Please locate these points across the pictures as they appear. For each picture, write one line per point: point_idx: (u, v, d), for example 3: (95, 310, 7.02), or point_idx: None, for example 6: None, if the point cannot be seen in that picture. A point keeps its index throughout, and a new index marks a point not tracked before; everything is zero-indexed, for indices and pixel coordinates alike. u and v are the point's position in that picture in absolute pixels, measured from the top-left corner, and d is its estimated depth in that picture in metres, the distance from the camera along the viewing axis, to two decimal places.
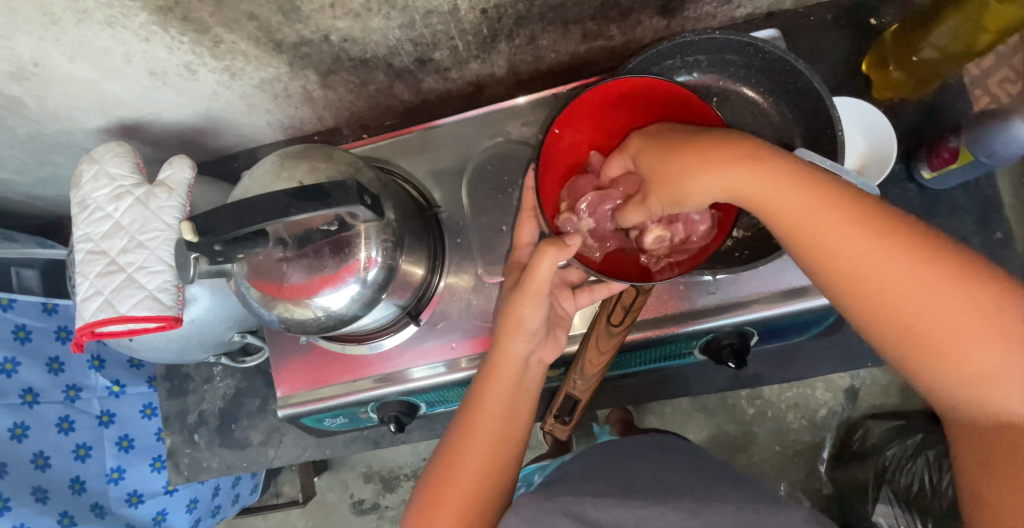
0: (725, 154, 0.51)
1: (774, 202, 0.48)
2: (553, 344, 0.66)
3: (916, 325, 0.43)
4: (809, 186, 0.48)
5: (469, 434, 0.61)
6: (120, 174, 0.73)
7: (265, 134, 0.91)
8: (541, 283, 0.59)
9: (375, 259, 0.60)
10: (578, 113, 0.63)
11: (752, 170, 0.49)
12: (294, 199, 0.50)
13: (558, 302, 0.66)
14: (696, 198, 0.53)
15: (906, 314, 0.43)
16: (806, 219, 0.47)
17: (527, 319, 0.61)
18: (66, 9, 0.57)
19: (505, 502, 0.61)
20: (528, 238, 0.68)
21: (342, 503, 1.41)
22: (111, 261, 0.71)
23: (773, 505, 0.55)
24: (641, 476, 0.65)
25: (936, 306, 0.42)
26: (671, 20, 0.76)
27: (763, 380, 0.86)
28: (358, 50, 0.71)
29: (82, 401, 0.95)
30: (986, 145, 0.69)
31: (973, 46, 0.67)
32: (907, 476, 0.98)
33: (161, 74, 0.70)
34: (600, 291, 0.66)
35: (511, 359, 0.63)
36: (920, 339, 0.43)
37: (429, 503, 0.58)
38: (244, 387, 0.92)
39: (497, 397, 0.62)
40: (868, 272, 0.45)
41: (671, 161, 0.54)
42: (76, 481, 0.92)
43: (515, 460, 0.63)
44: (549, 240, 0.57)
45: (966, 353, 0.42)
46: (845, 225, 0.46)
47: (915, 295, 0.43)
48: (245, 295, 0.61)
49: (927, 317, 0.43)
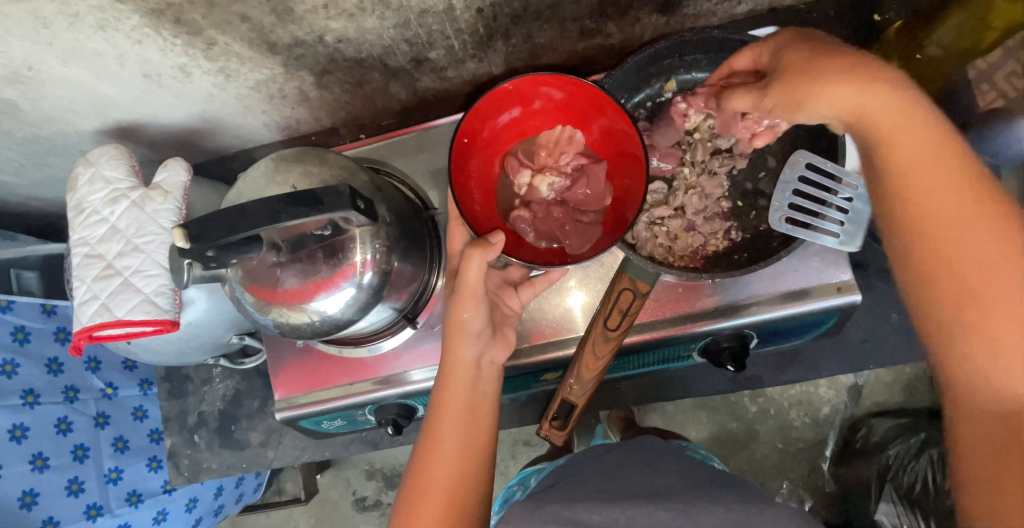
0: (865, 71, 0.48)
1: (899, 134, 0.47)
2: (502, 342, 0.66)
3: (974, 281, 0.44)
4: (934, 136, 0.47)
5: (434, 445, 0.62)
6: (115, 177, 0.73)
7: (262, 134, 0.90)
8: (474, 285, 0.60)
9: (370, 262, 0.60)
10: (479, 120, 0.65)
11: (891, 94, 0.47)
12: (287, 204, 0.50)
13: (503, 302, 0.68)
14: (816, 103, 0.50)
15: (965, 273, 0.45)
16: (923, 155, 0.47)
17: (468, 321, 0.62)
18: (58, 13, 0.57)
19: (479, 504, 0.61)
20: (460, 245, 0.67)
21: (344, 500, 1.42)
22: (107, 264, 0.71)
23: (761, 505, 0.56)
24: (632, 479, 0.64)
25: (1001, 268, 0.44)
26: (670, 17, 0.75)
27: (763, 382, 0.86)
28: (353, 51, 0.71)
29: (80, 402, 0.96)
30: (988, 146, 0.69)
31: (978, 44, 0.65)
32: (911, 474, 0.97)
33: (155, 76, 0.70)
34: (542, 283, 0.68)
35: (460, 364, 0.63)
36: (971, 297, 0.44)
37: (409, 508, 0.59)
38: (243, 388, 0.92)
39: (457, 400, 0.63)
40: (952, 220, 0.45)
41: (818, 59, 0.50)
42: (74, 482, 0.92)
43: (486, 464, 0.63)
44: (475, 242, 0.59)
45: (999, 328, 0.43)
46: (949, 173, 0.46)
47: (983, 271, 0.44)
48: (239, 300, 0.61)
49: (989, 275, 0.44)
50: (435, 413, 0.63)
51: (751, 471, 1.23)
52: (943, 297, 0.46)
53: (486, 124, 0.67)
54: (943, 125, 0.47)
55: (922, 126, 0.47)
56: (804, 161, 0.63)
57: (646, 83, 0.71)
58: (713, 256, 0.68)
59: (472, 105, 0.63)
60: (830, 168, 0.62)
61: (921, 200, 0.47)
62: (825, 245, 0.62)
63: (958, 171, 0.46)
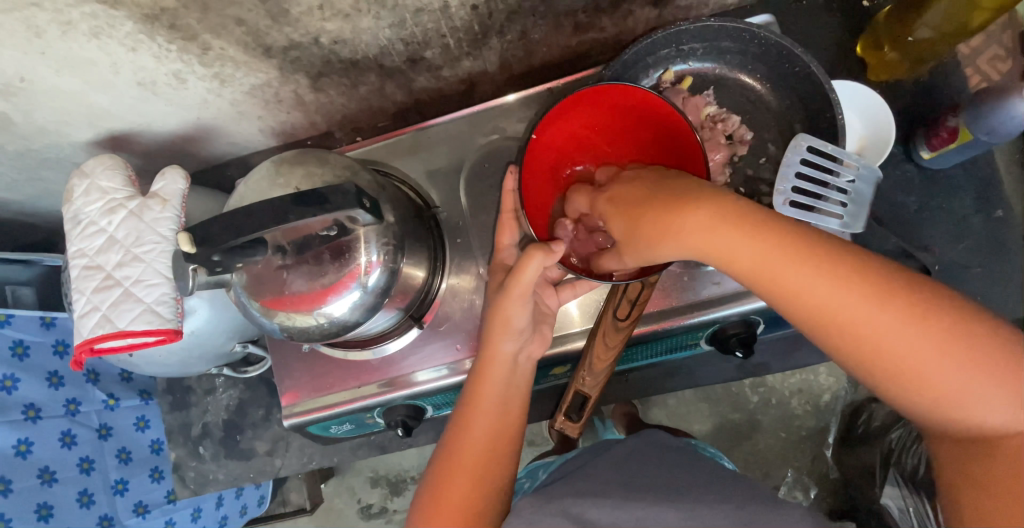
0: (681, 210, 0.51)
1: (743, 258, 0.49)
2: (541, 339, 0.67)
3: (888, 359, 0.44)
4: (774, 242, 0.48)
5: (464, 437, 0.61)
6: (112, 188, 0.72)
7: (257, 140, 0.90)
8: (527, 284, 0.59)
9: (376, 262, 0.59)
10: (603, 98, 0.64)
11: (723, 234, 0.49)
12: (293, 205, 0.50)
13: (543, 299, 0.68)
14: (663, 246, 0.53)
15: (868, 358, 0.45)
16: (776, 271, 0.48)
17: (514, 318, 0.62)
18: (51, 21, 0.56)
19: (504, 498, 0.60)
20: (510, 240, 0.70)
21: (349, 508, 1.41)
22: (107, 275, 0.70)
23: (771, 502, 0.55)
24: (644, 475, 0.63)
25: (908, 341, 0.43)
26: (662, 9, 0.76)
27: (769, 368, 0.87)
28: (348, 52, 0.70)
29: (82, 414, 0.95)
30: (984, 123, 0.70)
31: (966, 25, 0.66)
32: (913, 456, 0.90)
33: (149, 83, 0.69)
34: (582, 285, 0.67)
35: (500, 358, 0.63)
36: (894, 375, 0.44)
37: (432, 505, 0.57)
38: (247, 397, 0.91)
39: (491, 396, 0.63)
40: (846, 325, 0.45)
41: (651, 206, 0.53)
42: (84, 494, 0.93)
43: (512, 457, 0.62)
44: (536, 244, 0.59)
45: (935, 381, 0.43)
46: (816, 275, 0.46)
47: (897, 343, 0.43)
48: (245, 305, 0.60)
49: (894, 352, 0.44)
50: (467, 407, 0.62)
51: (756, 462, 1.23)
52: (875, 378, 0.45)
53: (563, 124, 0.66)
54: (781, 234, 0.48)
55: (754, 239, 0.48)
56: (805, 144, 0.62)
57: (644, 74, 0.72)
58: None
59: (558, 101, 0.63)
60: (829, 150, 0.61)
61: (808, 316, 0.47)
62: (828, 227, 0.62)
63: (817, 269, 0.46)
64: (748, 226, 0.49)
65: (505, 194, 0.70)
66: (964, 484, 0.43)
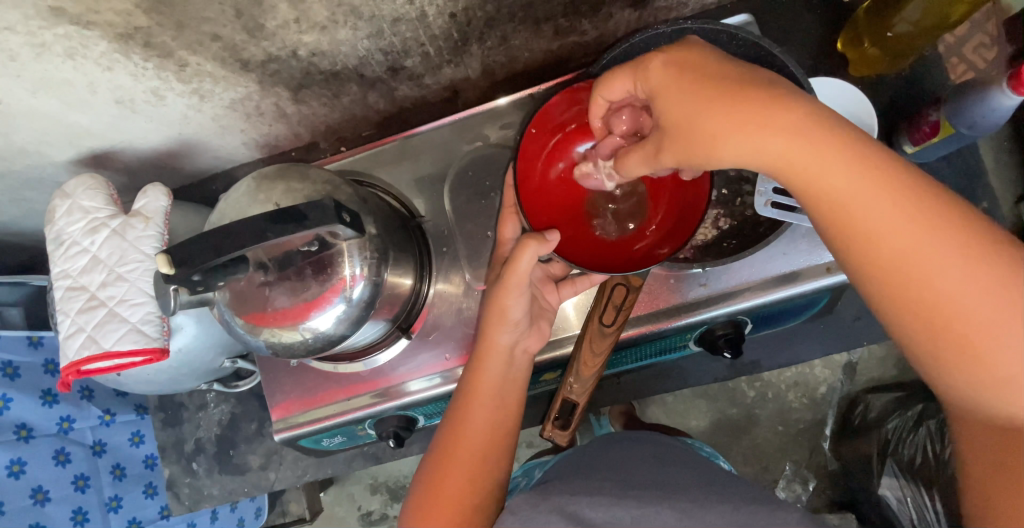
0: (762, 107, 0.43)
1: (819, 173, 0.42)
2: (538, 334, 0.67)
3: (953, 321, 0.39)
4: (861, 164, 0.42)
5: (461, 431, 0.61)
6: (94, 207, 0.71)
7: (242, 153, 0.89)
8: (523, 274, 0.59)
9: (360, 275, 0.59)
10: None
11: (800, 140, 0.42)
12: (271, 222, 0.49)
13: (542, 295, 0.67)
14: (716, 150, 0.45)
15: (929, 309, 0.40)
16: (854, 204, 0.42)
17: (510, 310, 0.62)
18: (24, 44, 0.56)
19: (498, 492, 0.60)
20: (511, 234, 0.68)
21: (350, 516, 1.40)
22: (92, 295, 0.70)
23: (767, 504, 0.54)
24: (640, 476, 0.63)
25: (982, 305, 0.39)
26: (642, 11, 0.76)
27: (762, 366, 0.87)
28: (328, 64, 0.70)
29: (75, 432, 0.95)
30: (964, 117, 0.69)
31: (947, 18, 0.67)
32: (909, 447, 0.93)
33: (128, 101, 0.69)
34: (582, 283, 0.68)
35: (495, 351, 0.63)
36: (952, 340, 0.39)
37: (425, 504, 0.57)
38: (239, 412, 0.91)
39: (488, 388, 0.62)
40: (918, 271, 0.40)
41: (713, 103, 0.45)
42: (78, 513, 0.93)
43: (507, 452, 0.62)
44: (530, 234, 0.59)
45: (996, 358, 0.39)
46: (896, 210, 0.41)
47: (970, 301, 0.39)
48: (229, 323, 0.60)
49: (971, 318, 0.39)
50: (463, 398, 0.62)
51: (755, 456, 1.23)
52: (926, 343, 0.41)
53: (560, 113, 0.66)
54: (872, 158, 0.42)
55: (841, 157, 0.42)
56: None
57: None
58: (703, 245, 0.70)
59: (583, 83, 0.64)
60: None
61: (874, 250, 0.41)
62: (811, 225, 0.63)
63: (901, 202, 0.41)
64: (836, 138, 0.42)
65: (504, 190, 0.69)
66: (1003, 478, 0.41)
